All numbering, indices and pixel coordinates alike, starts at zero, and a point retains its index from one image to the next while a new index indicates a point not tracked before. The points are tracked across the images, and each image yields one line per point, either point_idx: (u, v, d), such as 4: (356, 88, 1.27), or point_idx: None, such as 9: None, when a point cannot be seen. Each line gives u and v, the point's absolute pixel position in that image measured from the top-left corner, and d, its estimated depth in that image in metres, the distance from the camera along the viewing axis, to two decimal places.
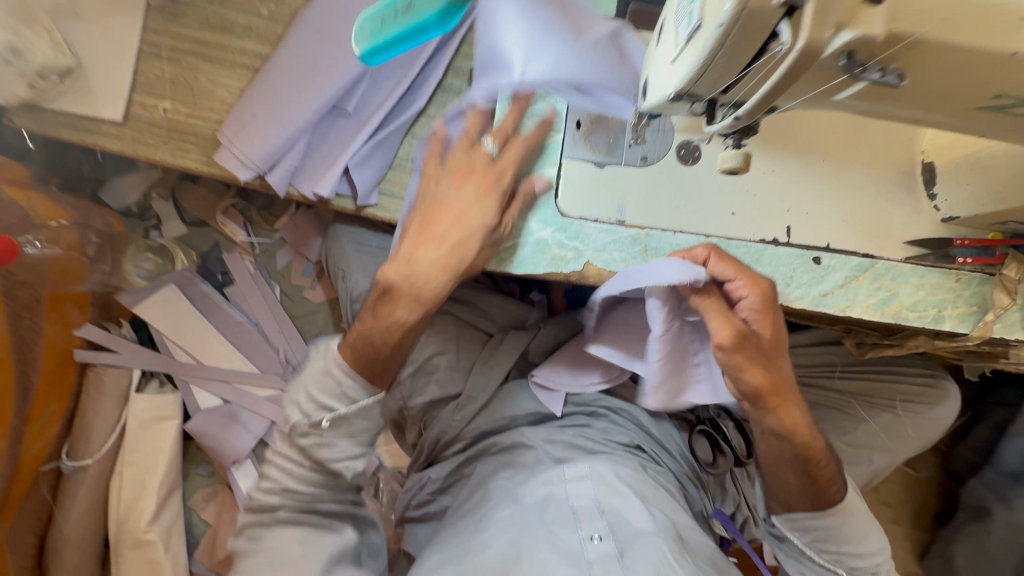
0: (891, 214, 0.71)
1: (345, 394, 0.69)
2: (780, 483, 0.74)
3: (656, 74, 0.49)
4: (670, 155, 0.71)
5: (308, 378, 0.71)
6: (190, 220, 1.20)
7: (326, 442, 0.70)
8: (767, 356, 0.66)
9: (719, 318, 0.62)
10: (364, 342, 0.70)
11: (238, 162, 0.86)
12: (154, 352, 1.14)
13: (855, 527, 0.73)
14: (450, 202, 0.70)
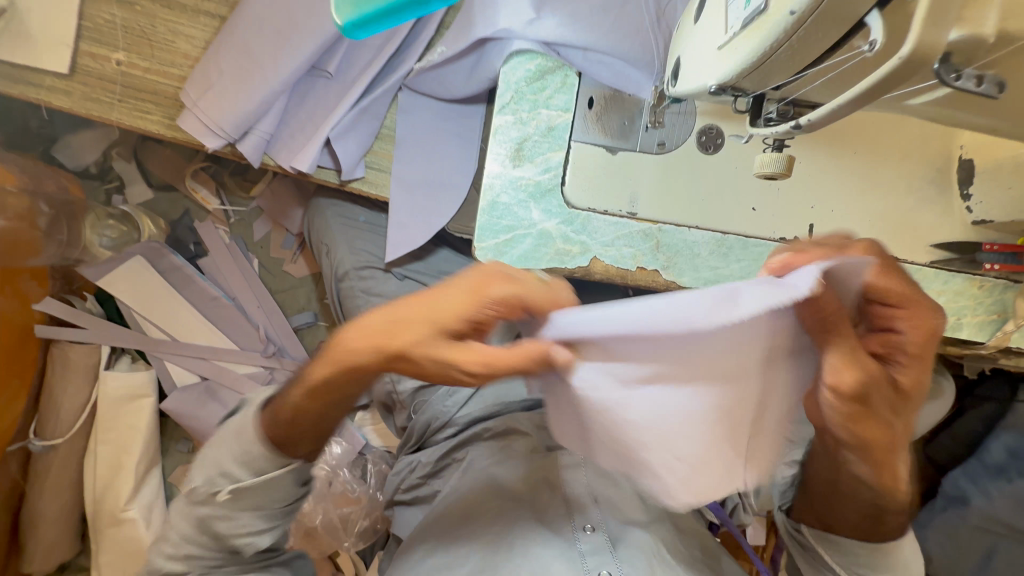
0: (919, 215, 0.67)
1: (253, 464, 0.59)
2: (828, 504, 0.66)
3: (694, 56, 0.44)
4: (690, 141, 0.64)
5: (222, 437, 0.61)
6: (156, 183, 1.11)
7: (220, 515, 0.62)
8: (892, 406, 0.52)
9: (845, 359, 0.46)
10: (274, 416, 0.57)
11: (205, 127, 0.77)
12: (123, 328, 1.06)
13: (899, 552, 0.66)
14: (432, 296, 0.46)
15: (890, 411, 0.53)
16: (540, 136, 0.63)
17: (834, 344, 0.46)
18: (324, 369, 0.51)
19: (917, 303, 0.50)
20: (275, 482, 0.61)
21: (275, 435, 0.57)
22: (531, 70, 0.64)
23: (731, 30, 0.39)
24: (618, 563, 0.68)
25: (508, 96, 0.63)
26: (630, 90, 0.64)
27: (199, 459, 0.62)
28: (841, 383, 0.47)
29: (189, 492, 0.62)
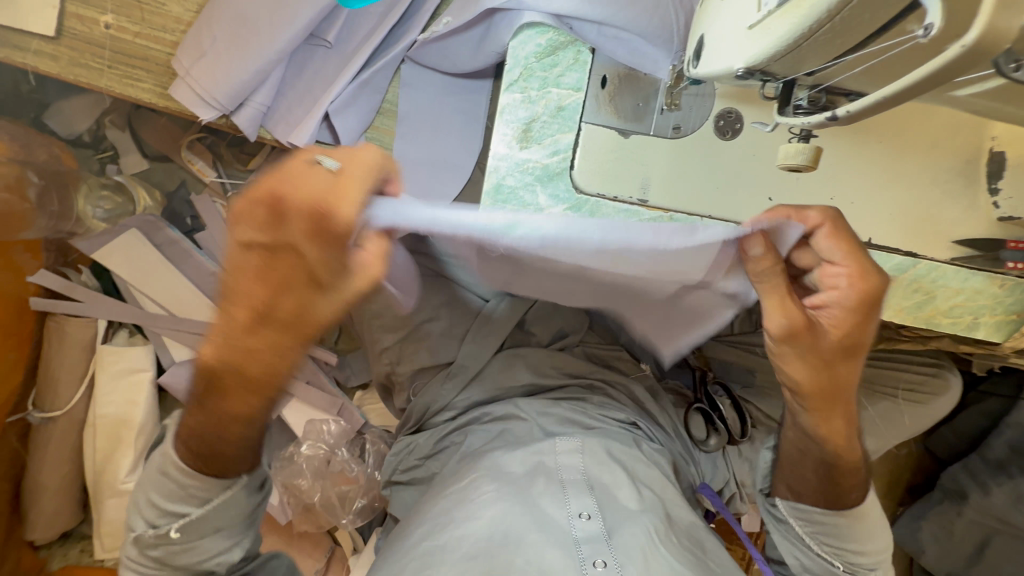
0: (944, 209, 0.63)
1: (192, 493, 0.56)
2: (794, 468, 0.72)
3: (719, 35, 0.41)
4: (707, 125, 0.61)
5: (150, 475, 0.58)
6: (151, 153, 1.08)
7: (174, 549, 0.58)
8: (834, 356, 0.61)
9: (777, 308, 0.59)
10: (200, 447, 0.54)
11: (198, 98, 0.73)
12: (120, 302, 1.05)
13: (867, 525, 0.70)
14: (297, 259, 0.43)
15: (827, 361, 0.62)
16: (550, 116, 0.60)
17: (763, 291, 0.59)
18: (268, 364, 0.48)
19: (862, 268, 0.58)
20: (224, 505, 0.58)
21: (202, 448, 0.54)
22: (541, 45, 0.60)
23: (765, 7, 0.36)
24: (614, 552, 0.65)
25: (516, 73, 0.60)
26: (646, 68, 0.61)
27: (136, 505, 0.59)
28: (776, 326, 0.60)
29: (137, 537, 0.59)
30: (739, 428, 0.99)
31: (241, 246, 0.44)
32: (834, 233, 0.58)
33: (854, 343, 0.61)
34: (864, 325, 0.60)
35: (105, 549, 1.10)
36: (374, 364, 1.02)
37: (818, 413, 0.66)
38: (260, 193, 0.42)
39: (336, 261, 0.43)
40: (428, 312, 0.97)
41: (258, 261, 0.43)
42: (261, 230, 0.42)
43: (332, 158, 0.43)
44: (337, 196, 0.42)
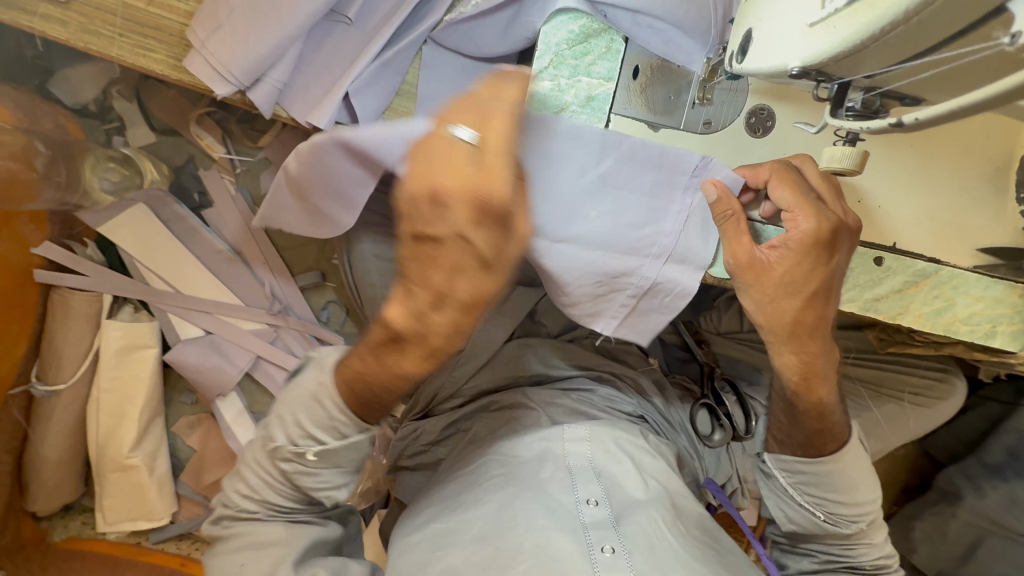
0: (970, 216, 0.63)
1: (337, 428, 0.60)
2: (775, 419, 0.74)
3: (775, 30, 0.40)
4: (738, 122, 0.59)
5: (299, 397, 0.61)
6: (159, 127, 1.06)
7: (307, 471, 0.62)
8: (780, 292, 0.58)
9: (735, 239, 0.57)
10: (364, 394, 0.58)
11: (213, 72, 0.71)
12: (126, 277, 1.03)
13: (852, 475, 0.71)
14: (468, 244, 0.46)
15: (771, 296, 0.58)
16: (580, 107, 0.58)
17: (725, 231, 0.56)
18: (442, 332, 0.50)
19: (807, 206, 0.55)
20: (354, 444, 0.63)
21: (369, 398, 0.59)
22: (573, 32, 0.58)
23: (831, 4, 0.34)
24: (621, 538, 0.67)
25: (547, 59, 0.58)
26: (679, 61, 0.59)
27: (276, 418, 0.62)
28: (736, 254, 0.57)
29: (272, 447, 0.62)
30: (744, 427, 0.96)
31: (414, 239, 0.48)
32: (786, 175, 0.56)
33: (799, 282, 0.57)
34: (815, 269, 0.56)
35: (106, 522, 1.11)
36: None
37: (801, 377, 0.66)
38: (417, 182, 0.46)
39: (504, 233, 0.47)
40: None
41: (417, 250, 0.48)
42: (422, 219, 0.47)
43: (466, 127, 0.46)
44: (486, 164, 0.45)
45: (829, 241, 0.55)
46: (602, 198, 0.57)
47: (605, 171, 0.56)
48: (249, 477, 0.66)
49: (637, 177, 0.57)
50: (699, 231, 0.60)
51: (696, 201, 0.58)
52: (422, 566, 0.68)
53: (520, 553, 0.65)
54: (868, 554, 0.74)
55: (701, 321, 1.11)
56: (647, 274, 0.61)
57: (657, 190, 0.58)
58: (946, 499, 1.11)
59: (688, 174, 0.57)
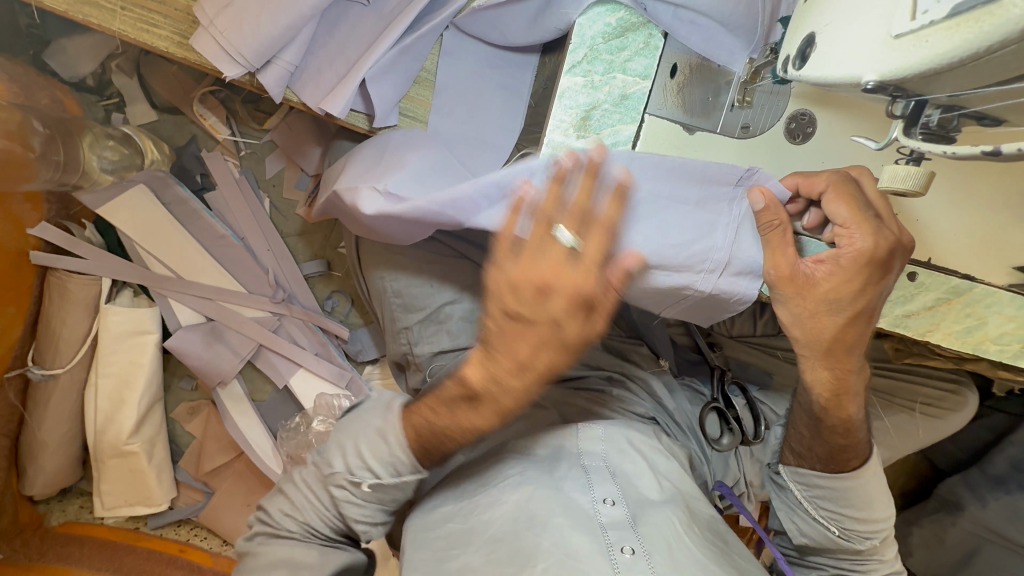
0: (1009, 232, 0.60)
1: (393, 465, 0.61)
2: (796, 431, 0.73)
3: (849, 36, 0.37)
4: (777, 127, 0.57)
5: (365, 430, 0.64)
6: (160, 104, 1.02)
7: (356, 501, 0.64)
8: (824, 309, 0.56)
9: (774, 250, 0.55)
10: (432, 444, 0.60)
11: (222, 52, 0.67)
12: (125, 260, 1.00)
13: (871, 492, 0.70)
14: (557, 326, 0.48)
15: (813, 312, 0.57)
16: (610, 105, 0.56)
17: (766, 241, 0.55)
18: (518, 396, 0.52)
19: (863, 224, 0.53)
20: (404, 483, 0.64)
21: (433, 449, 0.61)
22: (611, 25, 0.55)
23: (925, 15, 0.31)
24: (640, 539, 0.65)
25: (581, 54, 0.55)
26: (720, 60, 0.56)
27: (338, 446, 0.65)
28: (775, 265, 0.55)
29: (327, 470, 0.65)
30: (753, 432, 0.95)
31: (505, 317, 0.49)
32: (848, 192, 0.53)
33: (842, 299, 0.55)
34: (865, 288, 0.55)
35: (105, 507, 1.10)
36: (391, 343, 0.97)
37: (830, 394, 0.65)
38: (528, 273, 0.47)
39: (592, 323, 0.49)
40: (450, 295, 0.91)
41: (509, 323, 0.49)
42: (520, 303, 0.48)
43: (569, 231, 0.48)
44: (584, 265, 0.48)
45: (886, 259, 0.53)
46: (643, 221, 0.55)
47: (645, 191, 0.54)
48: (296, 497, 0.68)
49: (680, 189, 0.54)
50: (750, 239, 0.57)
51: (739, 210, 0.56)
52: (439, 564, 0.68)
53: (538, 555, 0.63)
54: (879, 570, 0.72)
55: (715, 323, 1.10)
56: (701, 288, 0.59)
57: (702, 204, 0.55)
58: (947, 507, 1.11)
59: (732, 185, 0.55)
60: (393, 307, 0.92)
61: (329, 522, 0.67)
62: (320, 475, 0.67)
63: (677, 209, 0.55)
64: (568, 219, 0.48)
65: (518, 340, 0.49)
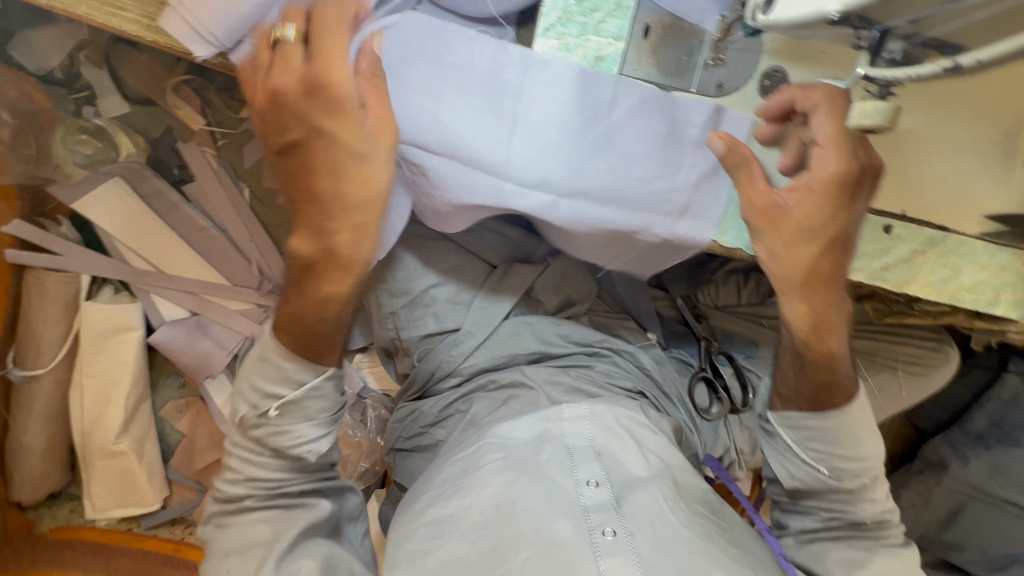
0: (979, 181, 0.62)
1: (285, 378, 0.67)
2: (782, 375, 0.76)
3: None
4: (749, 85, 0.58)
5: (250, 368, 0.69)
6: (133, 96, 0.99)
7: (280, 429, 0.69)
8: (796, 238, 0.59)
9: (757, 184, 0.57)
10: (303, 326, 0.67)
11: (193, 33, 0.67)
12: (104, 257, 0.98)
13: (856, 430, 0.71)
14: (326, 137, 0.55)
15: (788, 243, 0.59)
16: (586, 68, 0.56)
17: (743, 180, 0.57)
18: (344, 240, 0.62)
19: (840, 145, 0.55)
20: (313, 390, 0.69)
21: (311, 331, 0.68)
22: None
23: None
24: (622, 520, 0.66)
25: (554, 16, 0.55)
26: (692, 19, 0.56)
27: (239, 392, 0.70)
28: (756, 198, 0.57)
29: (240, 420, 0.70)
30: (743, 399, 0.99)
31: (324, 152, 0.56)
32: (835, 112, 0.53)
33: (817, 227, 0.58)
34: (836, 215, 0.58)
35: (95, 510, 1.09)
36: (378, 328, 0.97)
37: (811, 330, 0.68)
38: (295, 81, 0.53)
39: (352, 136, 0.54)
40: (436, 276, 0.91)
41: (310, 137, 0.55)
42: (280, 125, 0.55)
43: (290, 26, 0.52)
44: (331, 63, 0.52)
45: (852, 182, 0.56)
46: (608, 148, 0.57)
47: (616, 120, 0.56)
48: (234, 462, 0.71)
49: (646, 130, 0.57)
50: (711, 189, 0.60)
51: (707, 161, 0.59)
52: (420, 556, 0.68)
53: (520, 542, 0.64)
54: (870, 509, 0.74)
55: (699, 294, 1.10)
56: (657, 231, 0.61)
57: (668, 146, 0.58)
58: (932, 468, 1.12)
59: (697, 128, 0.57)
60: (380, 291, 0.92)
61: (274, 465, 0.70)
62: (238, 430, 0.71)
63: (614, 120, 0.56)
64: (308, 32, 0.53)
65: (314, 172, 0.57)
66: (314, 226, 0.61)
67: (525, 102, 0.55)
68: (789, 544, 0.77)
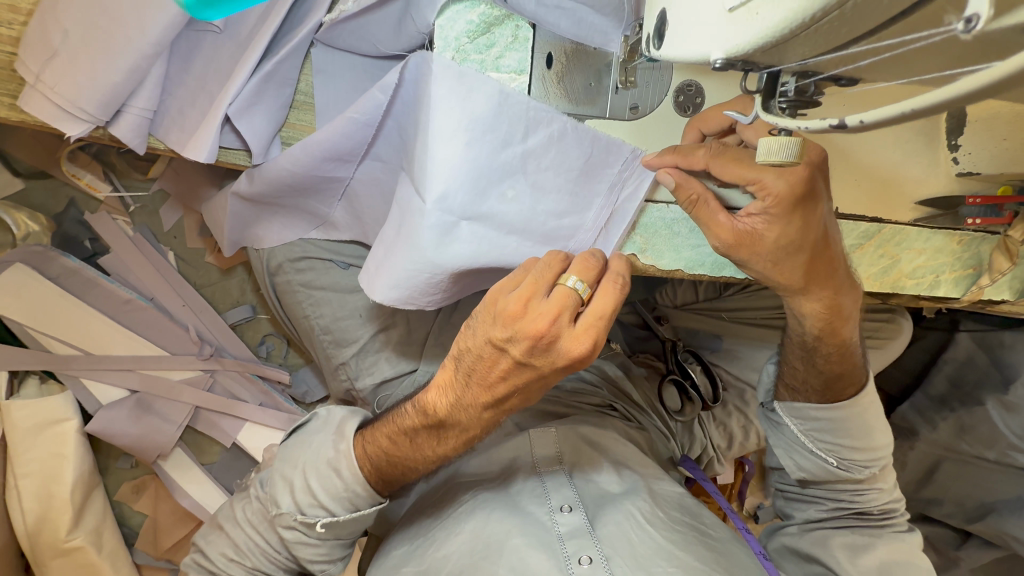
0: (904, 169, 0.62)
1: (349, 499, 0.63)
2: (788, 367, 0.73)
3: (685, 8, 0.34)
4: (666, 101, 0.56)
5: (310, 461, 0.65)
6: (24, 171, 0.92)
7: (309, 540, 0.65)
8: (783, 255, 0.55)
9: (714, 216, 0.53)
10: (394, 461, 0.62)
11: (60, 110, 0.61)
12: (21, 349, 0.91)
13: (866, 420, 0.70)
14: (534, 356, 0.49)
15: (774, 262, 0.55)
16: (501, 92, 0.49)
17: (699, 219, 0.54)
18: (479, 425, 0.57)
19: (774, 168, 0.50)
20: (359, 517, 0.65)
21: (389, 474, 0.63)
22: (473, 22, 0.50)
23: None
24: (598, 545, 0.64)
25: (448, 57, 0.50)
26: (595, 42, 0.53)
27: (285, 483, 0.65)
28: (719, 231, 0.53)
29: (278, 510, 0.65)
30: (712, 395, 0.96)
31: (488, 342, 0.50)
32: (735, 155, 0.51)
33: (798, 240, 0.54)
34: (808, 223, 0.53)
35: None
36: (332, 381, 0.92)
37: (825, 323, 0.64)
38: (524, 318, 0.48)
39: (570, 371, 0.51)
40: (380, 322, 0.86)
41: (483, 352, 0.51)
42: (508, 334, 0.48)
43: (581, 280, 0.48)
44: (602, 292, 0.48)
45: (807, 190, 0.51)
46: (520, 175, 0.53)
47: (532, 148, 0.52)
48: (238, 538, 0.69)
49: (563, 159, 0.53)
50: (617, 228, 0.59)
51: (617, 199, 0.57)
52: None
53: None
54: (878, 499, 0.73)
55: (657, 296, 1.08)
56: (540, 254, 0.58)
57: (579, 180, 0.55)
58: (902, 434, 1.13)
59: (619, 167, 0.55)
60: (325, 344, 0.87)
61: (281, 562, 0.69)
62: (268, 518, 0.67)
63: (545, 157, 0.53)
64: (581, 270, 0.48)
65: (492, 368, 0.51)
66: (455, 399, 0.55)
67: (424, 136, 0.50)
68: (794, 533, 0.77)
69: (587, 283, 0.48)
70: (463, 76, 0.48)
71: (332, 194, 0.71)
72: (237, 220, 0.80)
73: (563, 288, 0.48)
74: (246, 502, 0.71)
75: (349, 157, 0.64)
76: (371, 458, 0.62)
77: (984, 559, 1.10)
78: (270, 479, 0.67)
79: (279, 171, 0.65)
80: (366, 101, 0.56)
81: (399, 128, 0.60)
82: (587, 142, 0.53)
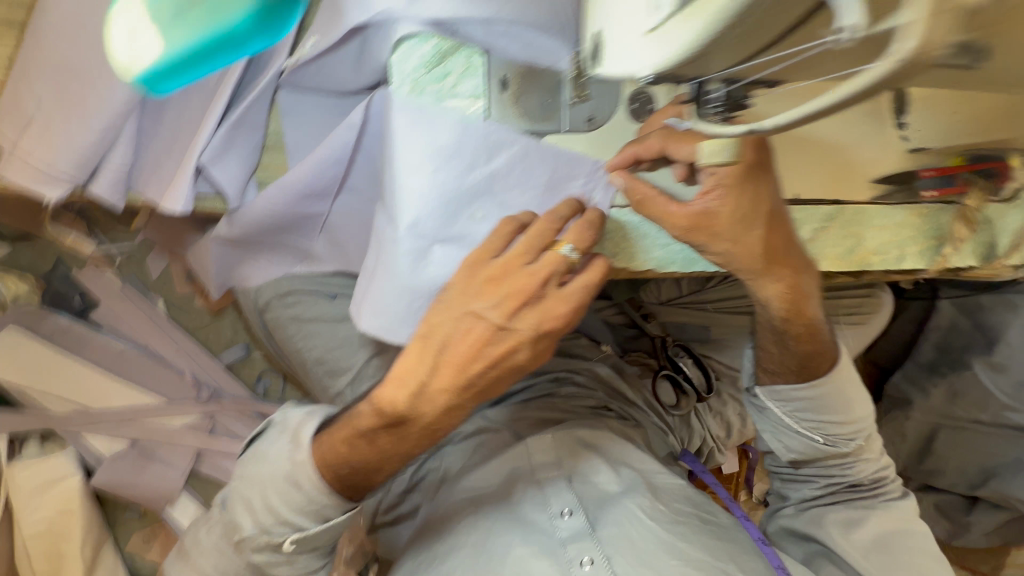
0: (859, 151, 0.64)
1: (316, 511, 0.64)
2: (764, 351, 0.73)
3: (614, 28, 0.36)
4: (619, 111, 0.58)
5: (267, 479, 0.65)
6: (11, 236, 0.94)
7: (282, 557, 0.66)
8: (740, 230, 0.57)
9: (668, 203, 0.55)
10: (360, 469, 0.62)
11: (37, 174, 0.63)
12: (20, 411, 0.92)
13: (846, 394, 0.71)
14: (521, 318, 0.53)
15: (734, 238, 0.57)
16: (461, 122, 0.53)
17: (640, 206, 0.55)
18: (433, 417, 0.58)
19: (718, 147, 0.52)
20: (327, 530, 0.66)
21: (354, 481, 0.63)
22: (427, 54, 0.52)
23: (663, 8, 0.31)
24: (599, 547, 0.66)
25: (405, 90, 0.52)
26: (545, 62, 0.55)
27: (245, 503, 0.65)
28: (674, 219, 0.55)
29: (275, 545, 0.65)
30: (705, 385, 0.97)
31: (470, 310, 0.52)
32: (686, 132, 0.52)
33: (743, 213, 0.55)
34: (756, 197, 0.55)
35: None
36: None
37: (789, 308, 0.66)
38: (508, 278, 0.52)
39: (550, 342, 0.56)
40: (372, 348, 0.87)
41: (466, 321, 0.53)
42: (498, 292, 0.52)
43: (574, 248, 0.52)
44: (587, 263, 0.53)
45: (757, 163, 0.53)
46: (487, 196, 0.55)
47: (496, 168, 0.54)
48: (205, 563, 0.69)
49: (527, 177, 0.55)
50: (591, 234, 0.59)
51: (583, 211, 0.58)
52: None
53: None
54: (867, 469, 0.75)
55: (643, 294, 1.08)
56: None
57: (546, 196, 0.57)
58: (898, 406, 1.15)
59: (582, 181, 0.57)
60: (320, 375, 0.88)
61: None
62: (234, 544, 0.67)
63: (509, 176, 0.55)
64: (572, 237, 0.52)
65: (475, 338, 0.53)
66: (415, 384, 0.56)
67: (390, 166, 0.52)
68: (790, 514, 0.78)
69: (578, 250, 0.52)
70: (423, 109, 0.52)
71: (312, 228, 0.73)
72: (226, 263, 0.82)
73: (552, 252, 0.52)
74: (209, 525, 0.71)
75: (324, 193, 0.66)
76: (327, 463, 0.62)
77: (993, 522, 1.11)
78: (229, 500, 0.68)
79: (258, 214, 0.68)
80: (334, 139, 0.58)
81: (371, 161, 0.62)
82: (547, 158, 0.55)
